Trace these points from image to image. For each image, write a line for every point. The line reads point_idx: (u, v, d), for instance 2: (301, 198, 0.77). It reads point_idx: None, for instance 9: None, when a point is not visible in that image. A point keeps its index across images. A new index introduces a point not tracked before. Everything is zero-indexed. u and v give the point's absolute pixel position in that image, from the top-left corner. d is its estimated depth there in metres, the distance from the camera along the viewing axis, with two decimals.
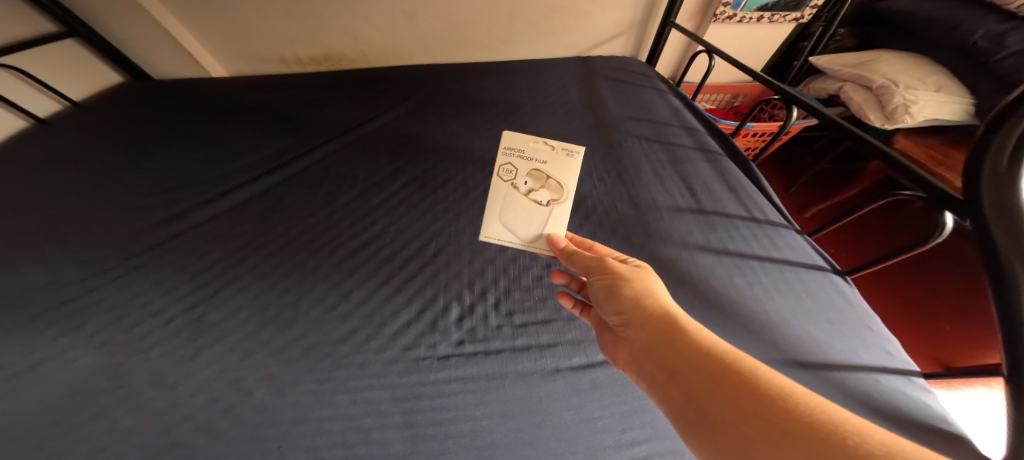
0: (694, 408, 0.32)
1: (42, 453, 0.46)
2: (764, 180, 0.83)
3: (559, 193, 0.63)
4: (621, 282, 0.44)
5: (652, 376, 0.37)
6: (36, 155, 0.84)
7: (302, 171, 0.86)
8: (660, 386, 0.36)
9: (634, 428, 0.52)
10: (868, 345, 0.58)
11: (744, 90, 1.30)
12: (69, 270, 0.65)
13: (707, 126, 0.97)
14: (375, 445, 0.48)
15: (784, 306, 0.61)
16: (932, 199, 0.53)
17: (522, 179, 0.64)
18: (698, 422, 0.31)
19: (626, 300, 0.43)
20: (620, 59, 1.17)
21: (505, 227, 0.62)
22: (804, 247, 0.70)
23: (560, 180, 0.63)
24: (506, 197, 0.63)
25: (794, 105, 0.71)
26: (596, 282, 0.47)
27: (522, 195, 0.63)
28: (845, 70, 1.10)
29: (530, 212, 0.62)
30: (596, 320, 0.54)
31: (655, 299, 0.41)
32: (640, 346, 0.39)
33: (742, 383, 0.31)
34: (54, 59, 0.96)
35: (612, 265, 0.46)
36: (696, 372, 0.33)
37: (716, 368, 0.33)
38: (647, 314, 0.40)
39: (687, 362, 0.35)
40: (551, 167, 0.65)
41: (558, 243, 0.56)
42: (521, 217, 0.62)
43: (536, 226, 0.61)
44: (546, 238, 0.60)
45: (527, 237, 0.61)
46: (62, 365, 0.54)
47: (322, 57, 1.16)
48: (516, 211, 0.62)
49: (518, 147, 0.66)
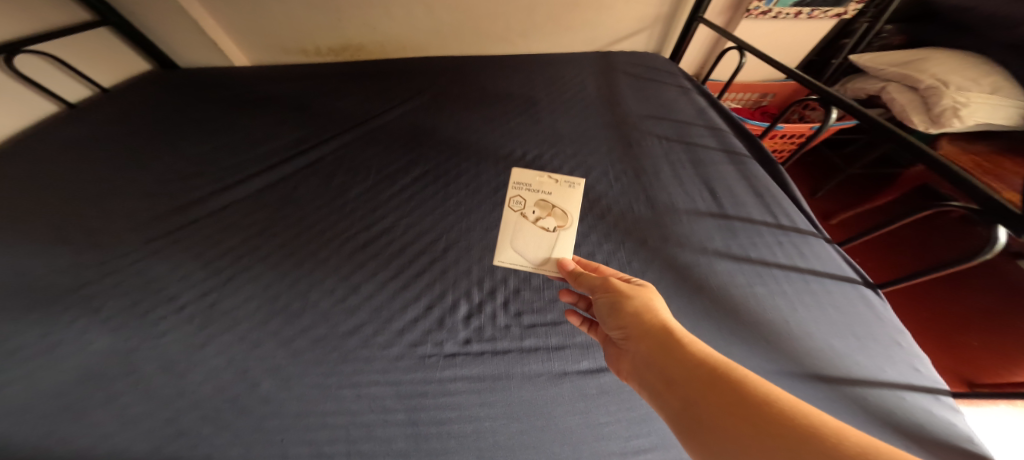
0: (698, 428, 0.30)
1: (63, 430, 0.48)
2: (793, 184, 0.78)
3: (564, 219, 0.62)
4: (622, 299, 0.42)
5: (655, 397, 0.35)
6: (65, 138, 0.87)
7: (316, 161, 0.87)
8: (663, 405, 0.34)
9: (641, 435, 0.50)
10: (895, 362, 0.54)
11: (775, 89, 1.24)
12: (91, 254, 0.68)
13: (732, 126, 0.93)
14: (377, 441, 0.48)
15: (806, 317, 0.57)
16: (984, 212, 0.48)
17: (528, 207, 0.64)
18: (704, 444, 0.29)
19: (628, 317, 0.40)
20: (643, 55, 1.13)
21: (514, 250, 0.61)
22: (833, 257, 0.66)
23: (565, 208, 0.63)
24: (511, 223, 0.63)
25: (833, 105, 0.67)
26: (598, 299, 0.45)
27: (528, 221, 0.63)
28: (889, 69, 1.03)
29: (538, 237, 0.61)
30: (601, 336, 0.51)
31: (657, 316, 0.39)
32: (642, 362, 0.37)
33: (743, 396, 0.29)
34: (88, 47, 1.00)
35: (614, 283, 0.44)
36: (698, 396, 0.31)
37: (716, 382, 0.31)
38: (648, 330, 0.38)
39: (690, 384, 0.32)
40: (556, 196, 0.65)
41: (567, 265, 0.52)
42: (529, 241, 0.61)
43: (544, 250, 0.60)
44: (554, 261, 0.58)
45: (536, 260, 0.60)
46: (83, 346, 0.56)
47: (340, 47, 1.16)
48: (524, 236, 0.61)
49: (523, 179, 0.67)
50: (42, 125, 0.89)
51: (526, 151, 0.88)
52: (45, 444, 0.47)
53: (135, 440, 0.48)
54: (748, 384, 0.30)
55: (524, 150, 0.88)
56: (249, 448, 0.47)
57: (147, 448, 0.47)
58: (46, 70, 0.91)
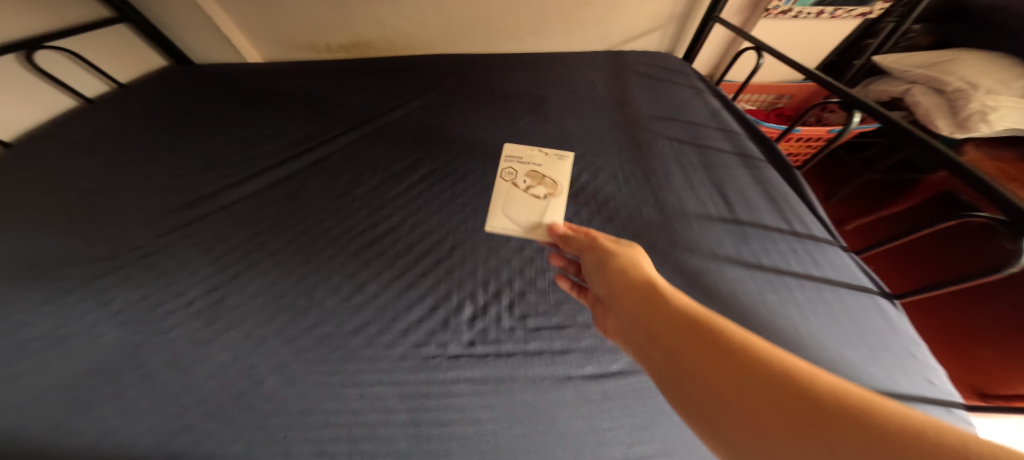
0: (677, 374, 0.28)
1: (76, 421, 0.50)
2: (810, 190, 0.76)
3: (554, 188, 0.68)
4: (611, 257, 0.41)
5: (635, 345, 0.33)
6: (82, 132, 0.89)
7: (325, 158, 0.87)
8: (644, 355, 0.32)
9: (643, 441, 0.49)
10: (910, 374, 0.51)
11: (792, 91, 1.20)
12: (103, 247, 0.69)
13: (746, 128, 0.91)
14: (379, 441, 0.49)
15: (819, 327, 0.55)
16: (1012, 222, 0.45)
17: (521, 179, 0.70)
18: (683, 390, 0.27)
19: (615, 274, 0.39)
20: (656, 55, 1.11)
21: (507, 217, 0.65)
22: (849, 266, 0.64)
23: (555, 178, 0.69)
24: (507, 194, 0.68)
25: (857, 108, 0.64)
26: (588, 258, 0.44)
27: (521, 191, 0.68)
28: (915, 70, 0.99)
29: (531, 205, 0.65)
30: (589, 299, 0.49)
31: (645, 274, 0.38)
32: (625, 315, 0.35)
33: (729, 345, 0.27)
34: (107, 44, 1.02)
35: (604, 243, 0.44)
36: (677, 339, 0.30)
37: (701, 331, 0.29)
38: (635, 285, 0.36)
39: (669, 328, 0.31)
40: (546, 168, 0.72)
41: (558, 228, 0.53)
42: (522, 208, 0.65)
43: (536, 215, 0.63)
44: (545, 226, 0.61)
45: (528, 225, 0.63)
46: (95, 339, 0.58)
47: (350, 44, 1.17)
48: (518, 204, 0.66)
49: (516, 155, 0.75)
50: (60, 119, 0.91)
51: (534, 151, 0.87)
52: (59, 434, 0.49)
53: (143, 433, 0.49)
54: (730, 331, 0.28)
55: (531, 150, 0.87)
56: (252, 445, 0.48)
57: (155, 441, 0.48)
58: (67, 66, 0.93)
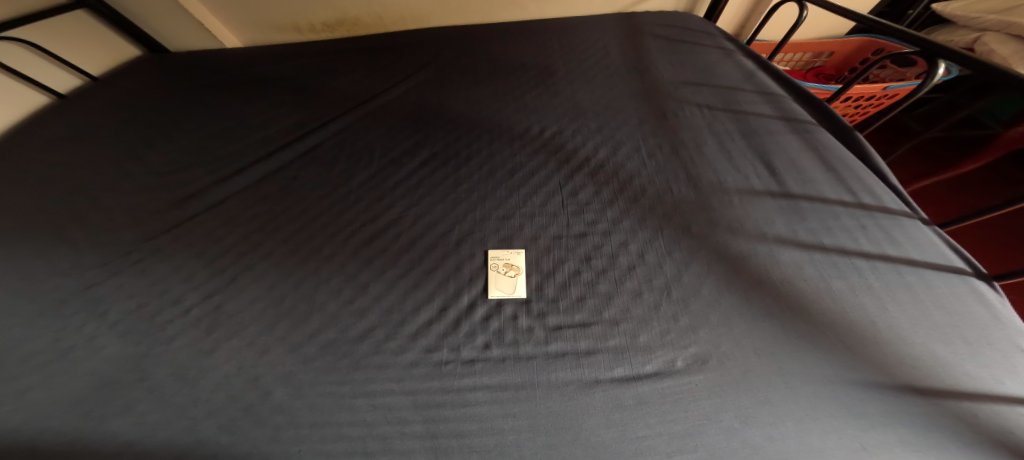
0: None
1: (71, 449, 0.45)
2: (877, 155, 0.66)
3: (540, 252, 0.60)
4: None
5: None
6: (60, 131, 0.83)
7: (316, 146, 0.80)
8: None
9: (685, 452, 0.41)
10: (1018, 372, 0.42)
11: (833, 47, 1.07)
12: (93, 254, 0.64)
13: (791, 90, 0.79)
14: (396, 455, 0.43)
15: (899, 316, 0.47)
16: None
17: (527, 223, 0.63)
18: None
19: None
20: (674, 15, 0.98)
21: (493, 247, 0.61)
22: (934, 243, 0.54)
23: (548, 243, 0.60)
24: (504, 230, 0.63)
25: (941, 57, 0.53)
26: None
27: (521, 234, 0.62)
28: (988, 16, 0.85)
29: (509, 255, 0.60)
30: None
31: None
32: None
33: None
34: (73, 34, 0.94)
35: None
36: None
37: None
38: None
39: None
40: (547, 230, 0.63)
41: None
42: (500, 254, 0.60)
43: (504, 270, 0.58)
44: (499, 287, 0.56)
45: (491, 266, 0.58)
46: (89, 354, 0.53)
47: (336, 22, 1.07)
48: (501, 250, 0.60)
49: (537, 195, 0.67)
50: (33, 118, 0.85)
51: (545, 126, 0.78)
52: (64, 457, 0.44)
53: (151, 454, 0.44)
54: None
55: (541, 125, 0.79)
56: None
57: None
58: (28, 60, 0.86)
